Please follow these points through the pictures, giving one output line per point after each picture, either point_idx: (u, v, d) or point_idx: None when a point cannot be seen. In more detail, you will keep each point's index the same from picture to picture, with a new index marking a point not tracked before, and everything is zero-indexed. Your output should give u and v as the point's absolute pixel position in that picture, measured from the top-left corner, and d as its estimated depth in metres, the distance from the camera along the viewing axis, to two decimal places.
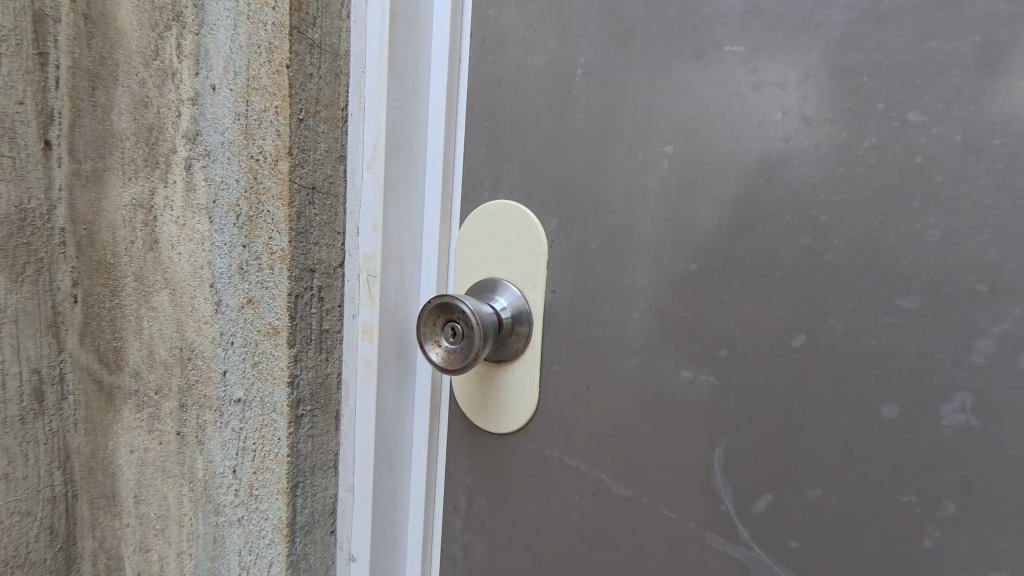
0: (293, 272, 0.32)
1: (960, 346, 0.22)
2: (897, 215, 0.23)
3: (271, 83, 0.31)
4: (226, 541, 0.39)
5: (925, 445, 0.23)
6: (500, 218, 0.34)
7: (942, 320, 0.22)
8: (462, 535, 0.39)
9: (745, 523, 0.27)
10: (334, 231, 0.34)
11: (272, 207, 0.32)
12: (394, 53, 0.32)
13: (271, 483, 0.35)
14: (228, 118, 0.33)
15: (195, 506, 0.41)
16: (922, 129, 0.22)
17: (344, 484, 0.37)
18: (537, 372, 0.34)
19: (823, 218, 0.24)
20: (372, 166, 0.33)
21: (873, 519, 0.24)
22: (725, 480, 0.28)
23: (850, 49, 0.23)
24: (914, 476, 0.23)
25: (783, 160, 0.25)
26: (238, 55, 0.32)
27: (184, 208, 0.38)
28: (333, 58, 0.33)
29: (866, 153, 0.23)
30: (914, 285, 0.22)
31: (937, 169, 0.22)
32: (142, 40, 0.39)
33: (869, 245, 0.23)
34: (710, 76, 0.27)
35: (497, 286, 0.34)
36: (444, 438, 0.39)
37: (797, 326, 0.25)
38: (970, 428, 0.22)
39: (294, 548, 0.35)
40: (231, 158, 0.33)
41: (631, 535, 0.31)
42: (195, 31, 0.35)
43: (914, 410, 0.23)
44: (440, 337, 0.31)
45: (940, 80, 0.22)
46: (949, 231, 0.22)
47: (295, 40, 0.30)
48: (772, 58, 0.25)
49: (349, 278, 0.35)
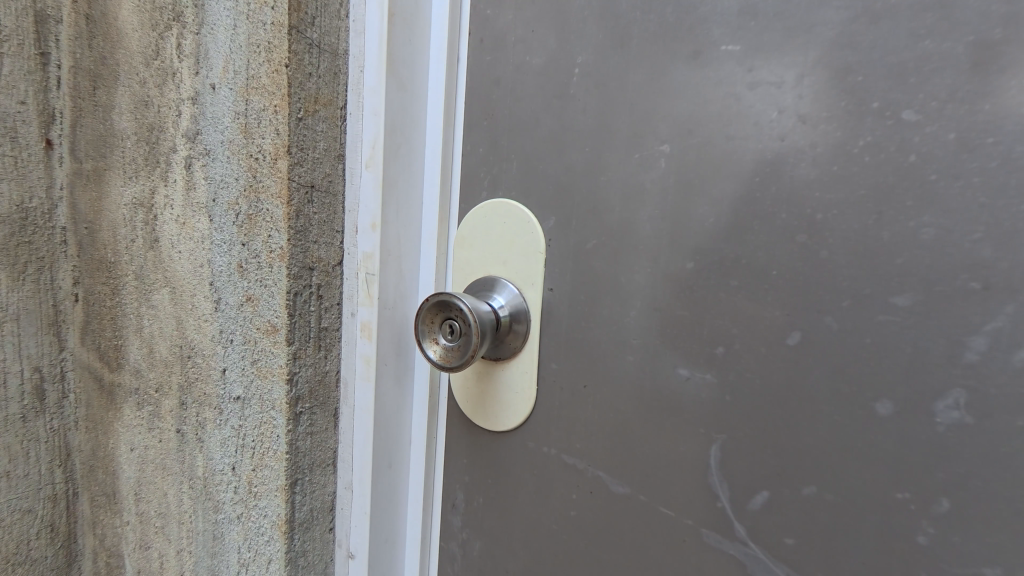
0: (291, 270, 0.32)
1: (954, 344, 0.22)
2: (891, 214, 0.23)
3: (270, 82, 0.31)
4: (226, 538, 0.39)
5: (920, 442, 0.23)
6: (498, 217, 0.34)
7: (937, 318, 0.22)
8: (461, 533, 0.39)
9: (741, 520, 0.27)
10: (333, 230, 0.35)
11: (271, 206, 0.32)
12: (393, 52, 0.32)
13: (270, 480, 0.35)
14: (227, 117, 0.33)
15: (194, 504, 0.41)
16: (917, 128, 0.22)
17: (342, 482, 0.38)
18: (535, 370, 0.34)
19: (819, 217, 0.24)
20: (371, 164, 0.33)
21: (868, 516, 0.24)
22: (722, 478, 0.28)
23: (846, 48, 0.23)
24: (909, 474, 0.23)
25: (779, 159, 0.25)
26: (238, 55, 0.32)
27: (184, 207, 0.38)
28: (332, 58, 0.33)
29: (862, 152, 0.23)
30: (909, 283, 0.22)
31: (932, 168, 0.22)
32: (143, 40, 0.40)
33: (865, 243, 0.23)
34: (707, 76, 0.27)
35: (495, 284, 0.34)
36: (442, 436, 0.39)
37: (793, 324, 0.25)
38: (964, 426, 0.22)
39: (293, 545, 0.36)
40: (230, 157, 0.33)
41: (629, 533, 0.31)
42: (195, 30, 0.35)
43: (909, 407, 0.23)
44: (438, 335, 0.32)
45: (934, 79, 0.22)
46: (943, 229, 0.22)
47: (294, 39, 0.30)
48: (768, 57, 0.25)
49: (348, 276, 0.35)
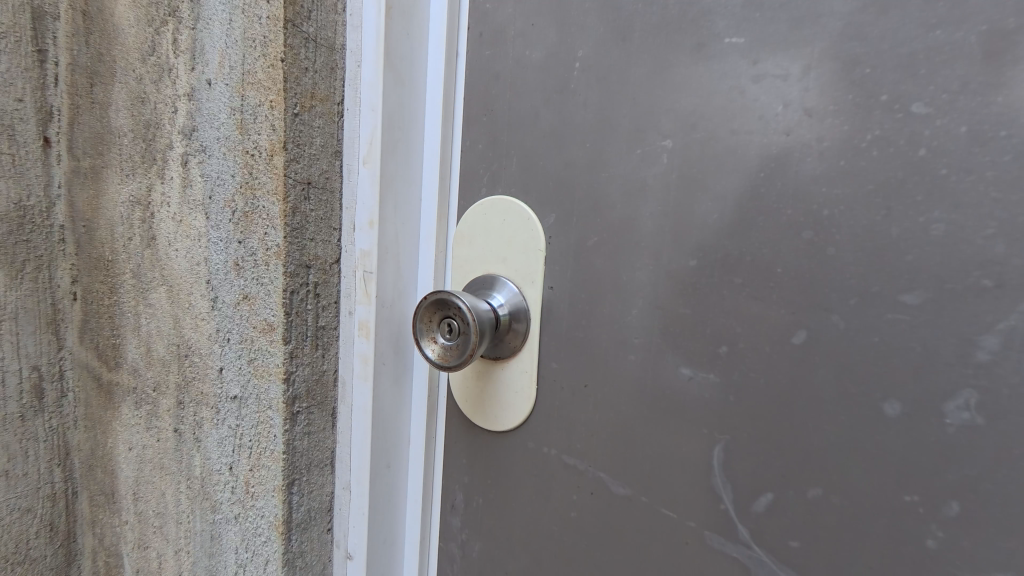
0: (288, 268, 0.32)
1: (964, 342, 0.21)
2: (900, 209, 0.22)
3: (266, 77, 0.30)
4: (223, 538, 0.38)
5: (929, 444, 0.22)
6: (498, 214, 0.34)
7: (947, 316, 0.21)
8: (460, 533, 0.39)
9: (745, 523, 0.27)
10: (330, 227, 0.34)
11: (267, 203, 0.31)
12: (391, 47, 0.32)
13: (267, 480, 0.35)
14: (224, 113, 0.33)
15: (192, 504, 0.41)
16: (927, 121, 0.21)
17: (340, 482, 0.37)
18: (534, 369, 0.34)
19: (825, 213, 0.24)
20: (368, 160, 0.33)
21: (876, 519, 0.23)
22: (725, 479, 0.27)
23: (853, 40, 0.23)
24: (918, 476, 0.22)
25: (784, 154, 0.25)
26: (233, 50, 0.32)
27: (181, 204, 0.37)
28: (329, 52, 0.33)
29: (870, 145, 0.23)
30: (918, 280, 0.22)
31: (942, 162, 0.21)
32: (139, 35, 0.39)
33: (872, 240, 0.23)
34: (710, 69, 0.26)
35: (495, 282, 0.34)
36: (442, 435, 0.39)
37: (798, 322, 0.25)
38: (975, 427, 0.21)
39: (290, 546, 0.35)
40: (226, 153, 0.33)
41: (630, 535, 0.31)
42: (190, 26, 0.34)
43: (918, 408, 0.22)
44: (436, 333, 0.31)
45: (945, 71, 0.21)
46: (954, 225, 0.21)
47: (290, 33, 0.30)
48: (773, 49, 0.25)
49: (345, 275, 0.35)
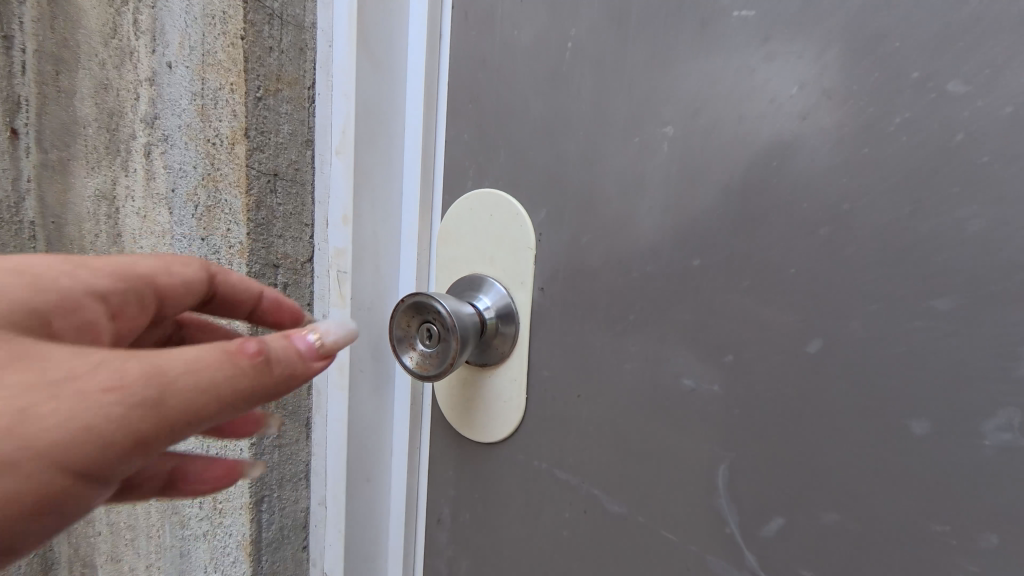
0: (252, 268, 0.29)
1: (1004, 354, 0.19)
2: (932, 203, 0.19)
3: (226, 58, 0.28)
4: (192, 557, 0.36)
5: (962, 467, 0.20)
6: (484, 210, 0.31)
7: (984, 324, 0.19)
8: (445, 551, 0.36)
9: (752, 548, 0.24)
10: (301, 223, 0.32)
11: (230, 196, 0.29)
12: (363, 26, 0.29)
13: (235, 496, 0.33)
14: (184, 98, 0.30)
15: (162, 518, 0.39)
16: (965, 102, 0.19)
17: (316, 498, 0.35)
18: (524, 377, 0.31)
19: (845, 207, 0.21)
20: (341, 151, 0.30)
21: (900, 549, 0.21)
22: (729, 501, 0.25)
23: (879, 12, 0.20)
24: (950, 502, 0.20)
25: (799, 141, 0.22)
26: (193, 29, 0.29)
27: (146, 199, 0.35)
28: (297, 31, 0.30)
29: (897, 131, 0.20)
30: (952, 283, 0.19)
31: (981, 149, 0.19)
32: (102, 17, 0.36)
33: (899, 237, 0.20)
34: (717, 48, 0.24)
35: (481, 284, 0.31)
36: (425, 448, 0.36)
37: (812, 330, 0.22)
38: (1017, 450, 0.19)
39: (261, 566, 0.33)
40: (188, 143, 0.30)
41: (625, 557, 0.29)
42: (150, 4, 0.32)
43: (950, 427, 0.20)
44: (416, 339, 0.29)
45: (985, 45, 0.18)
46: (994, 220, 0.19)
47: (250, 9, 0.28)
48: (787, 25, 0.22)
49: (318, 276, 0.32)
